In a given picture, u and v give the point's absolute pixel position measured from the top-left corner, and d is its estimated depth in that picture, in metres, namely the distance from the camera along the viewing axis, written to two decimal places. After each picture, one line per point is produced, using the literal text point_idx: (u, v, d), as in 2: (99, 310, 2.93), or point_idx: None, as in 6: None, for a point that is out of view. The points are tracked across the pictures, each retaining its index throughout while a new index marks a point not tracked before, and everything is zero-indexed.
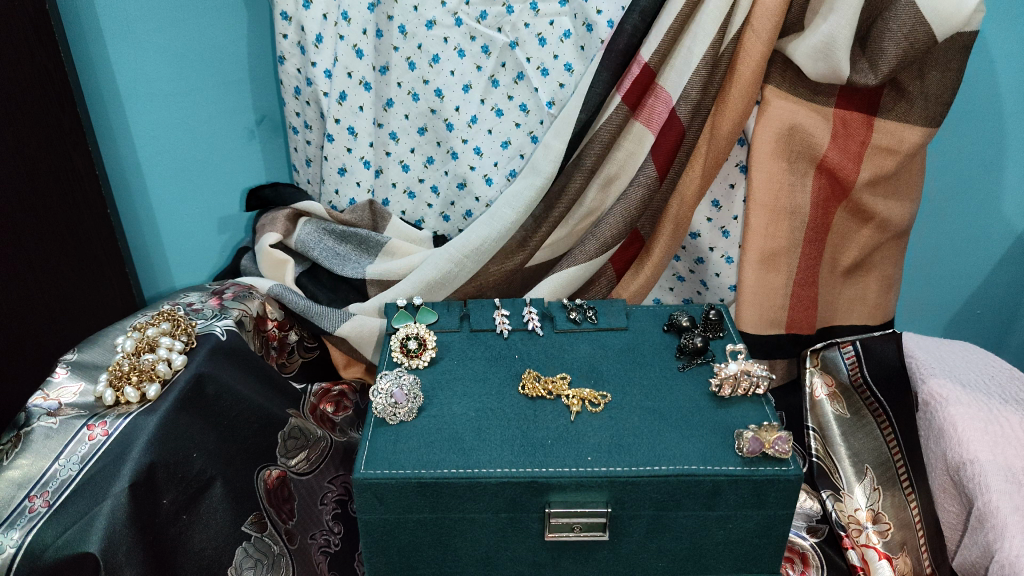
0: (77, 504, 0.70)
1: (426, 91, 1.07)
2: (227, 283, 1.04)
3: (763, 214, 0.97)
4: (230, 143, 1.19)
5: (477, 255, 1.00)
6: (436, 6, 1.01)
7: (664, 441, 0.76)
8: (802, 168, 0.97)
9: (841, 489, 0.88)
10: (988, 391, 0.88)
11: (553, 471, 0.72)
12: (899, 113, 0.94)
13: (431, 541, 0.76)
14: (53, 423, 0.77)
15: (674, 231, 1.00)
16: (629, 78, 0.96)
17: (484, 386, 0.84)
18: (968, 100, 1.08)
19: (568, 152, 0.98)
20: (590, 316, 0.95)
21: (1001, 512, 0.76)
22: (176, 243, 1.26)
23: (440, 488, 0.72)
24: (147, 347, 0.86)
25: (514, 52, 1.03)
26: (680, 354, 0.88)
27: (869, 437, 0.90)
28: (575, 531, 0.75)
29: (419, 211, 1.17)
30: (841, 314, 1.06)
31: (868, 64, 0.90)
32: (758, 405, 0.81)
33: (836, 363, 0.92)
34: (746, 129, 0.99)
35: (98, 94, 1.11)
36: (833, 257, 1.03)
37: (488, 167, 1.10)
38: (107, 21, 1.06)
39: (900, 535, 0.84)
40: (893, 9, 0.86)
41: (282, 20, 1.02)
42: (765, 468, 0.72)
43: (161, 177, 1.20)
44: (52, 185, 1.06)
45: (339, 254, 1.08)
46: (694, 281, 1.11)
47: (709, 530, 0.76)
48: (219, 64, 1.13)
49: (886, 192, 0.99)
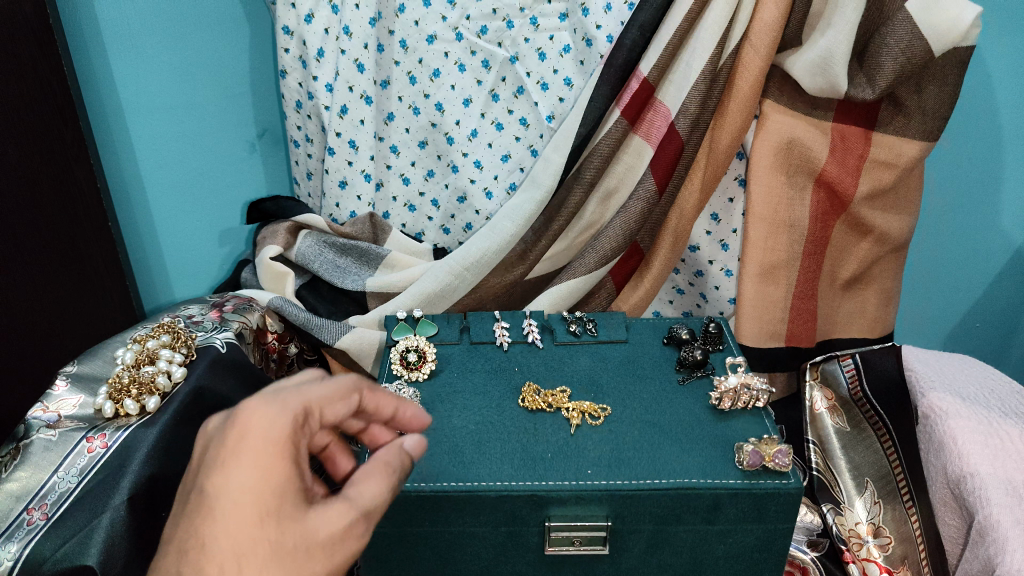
0: (76, 517, 0.70)
1: (426, 105, 1.08)
2: (227, 295, 1.03)
3: (763, 226, 0.97)
4: (232, 155, 1.20)
5: (477, 268, 1.01)
6: (436, 21, 1.02)
7: (664, 454, 0.75)
8: (801, 182, 0.98)
9: (841, 502, 0.88)
10: (989, 405, 0.87)
11: (553, 485, 0.72)
12: (896, 127, 0.94)
13: (431, 555, 0.76)
14: (53, 435, 0.77)
15: (674, 244, 1.01)
16: (628, 92, 0.96)
17: (484, 399, 0.84)
18: (967, 114, 1.08)
19: (568, 165, 0.98)
20: (589, 328, 0.95)
21: (1001, 526, 0.75)
22: (177, 255, 1.27)
23: (440, 502, 0.72)
24: (147, 359, 0.86)
25: (514, 67, 1.04)
26: (680, 367, 0.88)
27: (869, 450, 0.90)
28: (575, 545, 0.75)
29: (419, 224, 1.17)
30: (840, 327, 1.07)
31: (866, 79, 0.90)
32: (758, 418, 0.81)
33: (836, 376, 0.92)
34: (745, 143, 1.00)
35: (100, 107, 1.12)
36: (833, 270, 1.03)
37: (488, 180, 1.11)
38: (110, 34, 1.07)
39: (901, 549, 0.84)
40: (891, 24, 0.87)
41: (283, 35, 1.03)
42: (765, 482, 0.72)
43: (162, 188, 1.20)
44: (54, 196, 1.07)
45: (339, 266, 1.08)
46: (694, 294, 1.12)
47: (710, 544, 0.76)
48: (221, 77, 1.13)
49: (885, 205, 0.99)
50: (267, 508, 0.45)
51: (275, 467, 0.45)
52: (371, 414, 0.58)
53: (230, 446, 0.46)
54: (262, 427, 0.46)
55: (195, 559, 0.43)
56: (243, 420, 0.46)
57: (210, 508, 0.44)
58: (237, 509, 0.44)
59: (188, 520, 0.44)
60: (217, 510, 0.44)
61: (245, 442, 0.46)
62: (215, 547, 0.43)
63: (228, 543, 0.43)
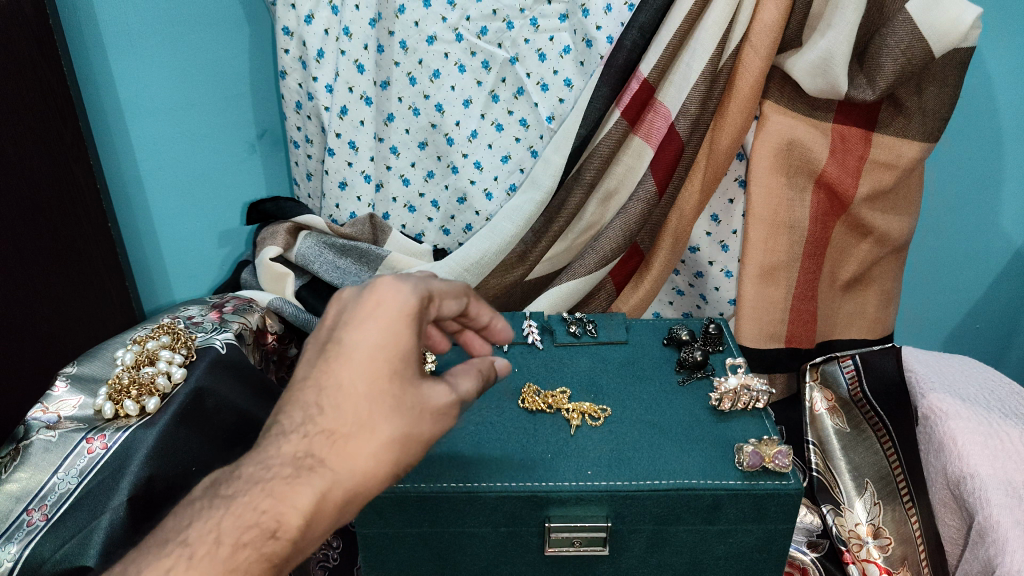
0: (76, 518, 0.71)
1: (426, 106, 1.08)
2: (226, 296, 1.03)
3: (762, 227, 0.97)
4: (232, 156, 1.20)
5: (477, 269, 1.01)
6: (436, 22, 1.02)
7: (664, 455, 0.75)
8: (801, 183, 0.98)
9: (841, 503, 0.88)
10: (989, 405, 0.87)
11: (553, 485, 0.72)
12: (897, 128, 0.94)
13: (431, 556, 0.76)
14: (52, 435, 0.77)
15: (673, 245, 1.02)
16: (629, 93, 0.96)
17: (484, 400, 0.84)
18: (967, 114, 1.08)
19: (568, 166, 0.98)
20: (590, 329, 0.95)
21: (1001, 526, 0.75)
22: (177, 255, 1.27)
23: (440, 502, 0.72)
24: (147, 360, 0.85)
25: (514, 68, 1.04)
26: (680, 368, 0.88)
27: (869, 451, 0.90)
28: (575, 546, 0.74)
29: (419, 225, 1.17)
30: (840, 328, 1.07)
31: (866, 80, 0.90)
32: (759, 419, 0.81)
33: (836, 376, 0.93)
34: (746, 143, 1.00)
35: (100, 107, 1.12)
36: (833, 271, 1.03)
37: (488, 181, 1.11)
38: (109, 35, 1.07)
39: (900, 550, 0.84)
40: (892, 24, 0.87)
41: (283, 35, 1.03)
42: (765, 482, 0.72)
43: (162, 189, 1.20)
44: (54, 197, 1.07)
45: (339, 268, 1.06)
46: (694, 295, 1.12)
47: (710, 544, 0.76)
48: (221, 78, 1.13)
49: (885, 206, 0.99)
50: (396, 368, 0.50)
51: (403, 333, 0.51)
52: (470, 322, 0.64)
53: (366, 310, 0.51)
54: (395, 301, 0.52)
55: (329, 397, 0.49)
56: (380, 291, 0.52)
57: (347, 356, 0.49)
58: (370, 359, 0.49)
59: (326, 363, 0.50)
60: (353, 358, 0.49)
61: (379, 308, 0.51)
62: (346, 389, 0.49)
63: (363, 387, 0.49)
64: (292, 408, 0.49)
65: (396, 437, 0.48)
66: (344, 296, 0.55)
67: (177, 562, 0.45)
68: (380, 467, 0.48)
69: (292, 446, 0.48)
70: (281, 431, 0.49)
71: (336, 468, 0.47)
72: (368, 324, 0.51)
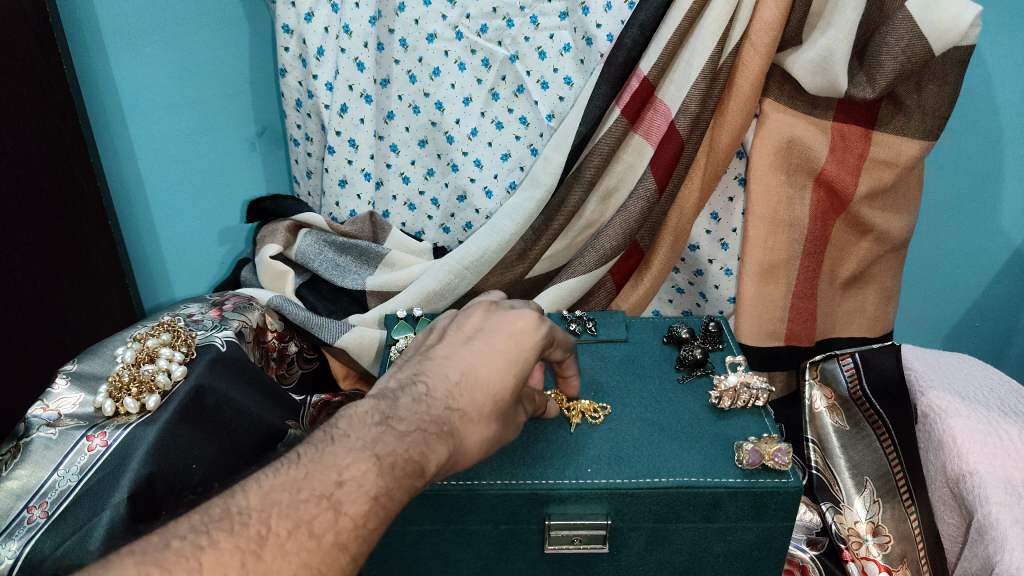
0: (76, 515, 0.71)
1: (426, 104, 1.08)
2: (226, 294, 1.03)
3: (762, 226, 0.97)
4: (231, 154, 1.20)
5: (476, 267, 1.01)
6: (436, 20, 1.03)
7: (663, 452, 0.76)
8: (800, 181, 0.98)
9: (841, 501, 0.88)
10: (988, 403, 0.87)
11: (553, 482, 0.72)
12: (897, 126, 0.94)
13: (431, 553, 0.77)
14: (53, 433, 0.77)
15: (673, 243, 1.02)
16: (629, 91, 0.96)
17: None
18: (967, 113, 1.08)
19: (568, 164, 0.98)
20: (589, 327, 0.95)
21: (1000, 524, 0.75)
22: (176, 252, 1.27)
23: (440, 500, 0.72)
24: (147, 358, 0.85)
25: (513, 66, 1.04)
26: (680, 366, 0.88)
27: (869, 449, 0.90)
28: (575, 544, 0.75)
29: (419, 223, 1.17)
30: (840, 327, 1.07)
31: (866, 78, 0.90)
32: (758, 417, 0.81)
33: (836, 374, 0.93)
34: (745, 142, 1.00)
35: (100, 105, 1.12)
36: (833, 269, 1.03)
37: (488, 179, 1.11)
38: (109, 31, 1.07)
39: (900, 547, 0.84)
40: (891, 22, 0.87)
41: (283, 33, 1.03)
42: (765, 480, 0.72)
43: (161, 186, 1.20)
44: (53, 194, 1.06)
45: (339, 265, 1.08)
46: (694, 293, 1.12)
47: (709, 542, 0.76)
48: (220, 76, 1.13)
49: (885, 205, 0.99)
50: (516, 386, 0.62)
51: (533, 360, 0.63)
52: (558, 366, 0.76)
53: (514, 331, 0.64)
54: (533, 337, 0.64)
55: (465, 384, 0.61)
56: (526, 320, 0.65)
57: (491, 359, 0.62)
58: (506, 369, 0.62)
59: (470, 353, 0.63)
60: (494, 361, 0.62)
61: (523, 333, 0.64)
62: (482, 383, 0.61)
63: (491, 387, 0.61)
64: (434, 376, 0.61)
65: (487, 440, 0.61)
66: (492, 309, 0.68)
67: (371, 468, 0.54)
68: (473, 454, 0.60)
69: (436, 410, 0.59)
70: (427, 392, 0.60)
71: (456, 442, 0.59)
72: (504, 342, 0.63)
